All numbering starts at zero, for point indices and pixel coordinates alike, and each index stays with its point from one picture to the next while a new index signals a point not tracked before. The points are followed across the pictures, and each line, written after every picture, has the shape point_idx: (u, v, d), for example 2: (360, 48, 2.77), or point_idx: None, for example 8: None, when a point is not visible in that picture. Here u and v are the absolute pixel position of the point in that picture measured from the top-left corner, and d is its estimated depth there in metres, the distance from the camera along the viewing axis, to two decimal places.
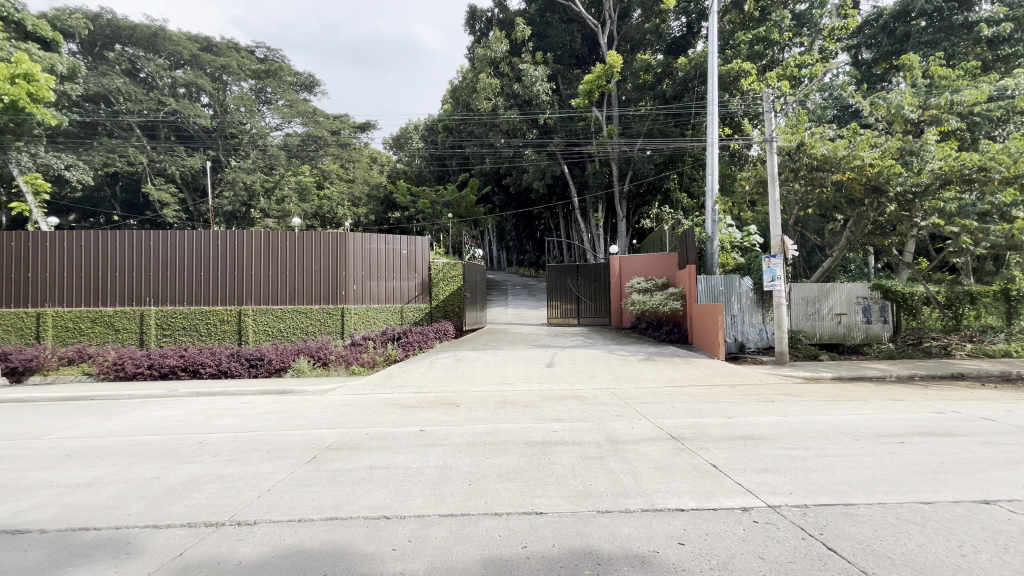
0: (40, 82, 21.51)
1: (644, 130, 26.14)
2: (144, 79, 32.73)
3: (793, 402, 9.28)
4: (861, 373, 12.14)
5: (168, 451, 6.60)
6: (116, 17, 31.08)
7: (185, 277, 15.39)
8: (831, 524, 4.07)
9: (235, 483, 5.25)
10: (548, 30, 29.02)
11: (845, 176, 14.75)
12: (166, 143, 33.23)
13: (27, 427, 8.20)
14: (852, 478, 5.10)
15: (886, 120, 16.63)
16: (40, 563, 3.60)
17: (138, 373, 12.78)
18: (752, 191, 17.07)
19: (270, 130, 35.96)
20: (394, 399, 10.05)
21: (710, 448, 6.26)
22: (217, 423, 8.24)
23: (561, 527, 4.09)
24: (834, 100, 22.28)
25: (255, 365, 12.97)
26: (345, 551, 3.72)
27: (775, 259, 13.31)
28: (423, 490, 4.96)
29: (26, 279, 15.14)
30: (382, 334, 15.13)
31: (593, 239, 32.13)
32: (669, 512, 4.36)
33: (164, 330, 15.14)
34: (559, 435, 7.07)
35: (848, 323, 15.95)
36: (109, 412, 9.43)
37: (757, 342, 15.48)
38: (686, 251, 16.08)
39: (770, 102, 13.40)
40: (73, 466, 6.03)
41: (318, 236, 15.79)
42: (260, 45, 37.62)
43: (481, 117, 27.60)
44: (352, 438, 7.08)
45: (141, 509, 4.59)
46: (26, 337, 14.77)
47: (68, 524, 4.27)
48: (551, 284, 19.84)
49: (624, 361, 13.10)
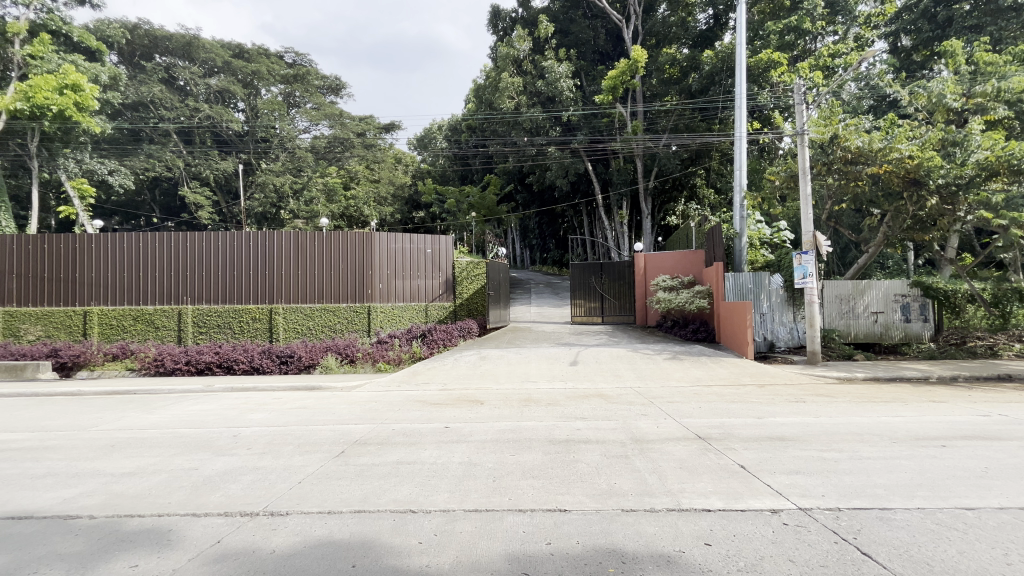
0: (85, 92, 23.11)
1: (670, 125, 26.08)
2: (180, 86, 34.01)
3: (826, 403, 9.00)
4: (899, 374, 11.67)
5: (206, 443, 6.87)
6: (153, 28, 32.36)
7: (220, 276, 15.96)
8: (865, 528, 3.95)
9: (267, 476, 5.42)
10: (571, 26, 28.57)
11: (881, 169, 14.08)
12: (201, 147, 34.22)
13: (77, 419, 8.68)
14: (889, 483, 4.92)
15: (927, 110, 16.02)
16: (90, 548, 3.83)
17: (177, 369, 13.25)
18: (782, 186, 16.26)
19: (298, 133, 36.94)
20: (419, 396, 10.20)
21: (738, 448, 6.15)
22: (251, 417, 8.56)
23: (585, 525, 4.09)
24: (870, 90, 21.50)
25: (285, 362, 13.33)
26: (373, 542, 3.82)
27: (806, 256, 12.86)
28: (448, 486, 5.04)
29: (72, 279, 15.94)
30: (406, 332, 15.34)
31: (617, 236, 31.79)
32: (694, 512, 4.31)
33: (200, 328, 15.74)
34: (583, 433, 7.06)
35: (886, 322, 15.20)
36: (150, 406, 9.88)
37: (788, 341, 15.04)
38: (713, 248, 15.71)
39: (801, 93, 12.69)
40: (118, 456, 6.34)
41: (347, 235, 16.11)
42: (289, 49, 38.48)
43: (503, 116, 27.44)
44: (379, 434, 7.24)
45: (181, 498, 4.82)
46: (74, 334, 15.60)
47: (115, 511, 4.52)
48: (573, 283, 19.71)
49: (648, 360, 12.94)
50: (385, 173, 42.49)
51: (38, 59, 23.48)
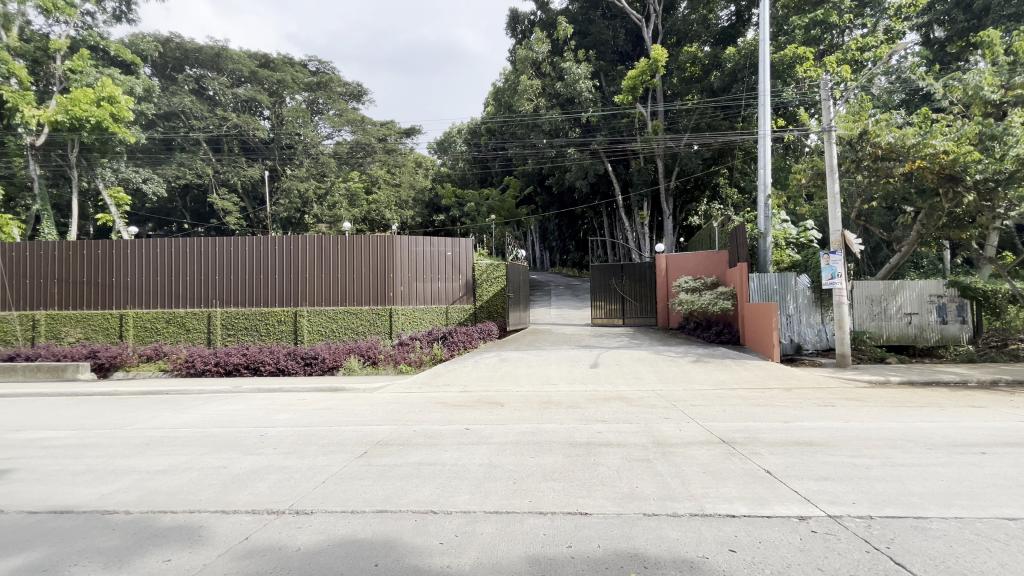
0: (121, 104, 24.08)
1: (692, 124, 25.73)
2: (210, 96, 35.10)
3: (857, 407, 8.71)
4: (936, 378, 11.21)
5: (234, 442, 7.06)
6: (183, 41, 33.49)
7: (247, 280, 16.40)
8: (898, 537, 3.81)
9: (292, 475, 5.54)
10: (590, 27, 28.41)
11: (915, 165, 13.55)
12: (230, 155, 35.23)
13: (113, 418, 9.02)
14: (924, 491, 4.74)
15: (963, 102, 15.34)
16: (126, 543, 3.98)
17: (207, 370, 13.67)
18: (809, 185, 15.83)
19: (322, 139, 37.64)
20: (440, 397, 10.29)
21: (763, 453, 6.02)
22: (277, 417, 8.76)
23: (606, 528, 4.06)
24: (902, 83, 20.78)
25: (310, 364, 13.61)
26: (394, 542, 3.87)
27: (835, 256, 12.50)
28: (468, 487, 5.07)
29: (109, 283, 16.60)
30: (427, 334, 15.46)
31: (638, 237, 31.51)
32: (719, 518, 4.23)
33: (229, 330, 16.18)
34: (604, 436, 7.01)
35: (920, 324, 14.64)
36: (182, 405, 10.20)
37: (816, 343, 14.64)
38: (737, 249, 15.40)
39: (829, 89, 12.35)
40: (152, 454, 6.57)
41: (369, 239, 16.37)
42: (312, 58, 39.23)
43: (523, 119, 27.40)
44: (401, 434, 7.33)
45: (211, 495, 4.97)
46: (111, 336, 16.24)
47: (149, 507, 4.69)
48: (594, 284, 19.56)
49: (671, 363, 12.77)
50: (406, 177, 43.00)
51: (77, 73, 24.54)
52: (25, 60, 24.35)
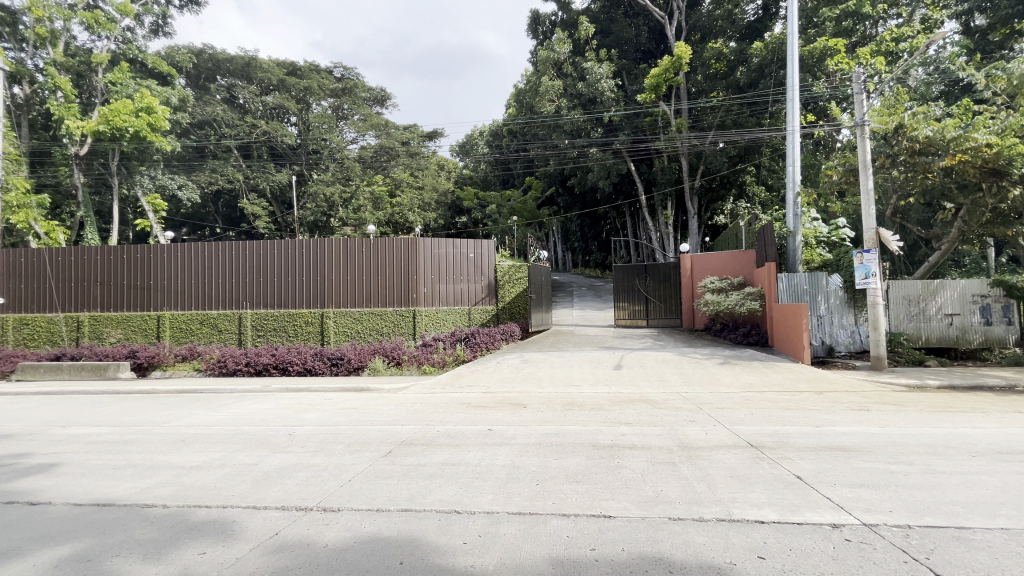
0: (157, 114, 25.12)
1: (717, 122, 25.37)
2: (240, 105, 36.20)
3: (894, 411, 8.37)
4: (980, 382, 10.68)
5: (264, 440, 7.27)
6: (216, 52, 34.65)
7: (276, 282, 16.84)
8: (939, 548, 3.66)
9: (320, 473, 5.67)
10: (612, 26, 28.10)
11: (956, 159, 12.92)
12: (259, 161, 36.28)
13: (151, 415, 9.39)
14: (967, 500, 4.53)
15: (1008, 93, 14.60)
16: (163, 536, 4.14)
17: (238, 370, 14.10)
18: (841, 182, 15.34)
19: (347, 143, 38.35)
20: (463, 398, 10.35)
21: (794, 458, 5.85)
22: (304, 416, 8.97)
23: (630, 532, 4.02)
24: (941, 74, 19.90)
25: (336, 364, 13.89)
26: (419, 541, 3.91)
27: (869, 255, 12.05)
28: (491, 488, 5.09)
29: (148, 286, 17.31)
30: (450, 335, 15.61)
31: (661, 238, 31.06)
32: (747, 523, 4.14)
33: (258, 331, 16.62)
34: (628, 438, 6.93)
35: (962, 325, 13.99)
36: (215, 404, 10.54)
37: (849, 345, 14.14)
38: (765, 248, 15.05)
39: (861, 82, 11.91)
40: (187, 450, 6.82)
41: (392, 242, 16.60)
42: (337, 64, 39.93)
43: (544, 119, 27.27)
44: (425, 435, 7.41)
45: (243, 491, 5.13)
46: (149, 337, 16.91)
47: (185, 502, 4.87)
48: (617, 285, 19.36)
49: (696, 365, 12.52)
50: (429, 180, 43.45)
51: (118, 85, 25.70)
52: (70, 74, 25.60)
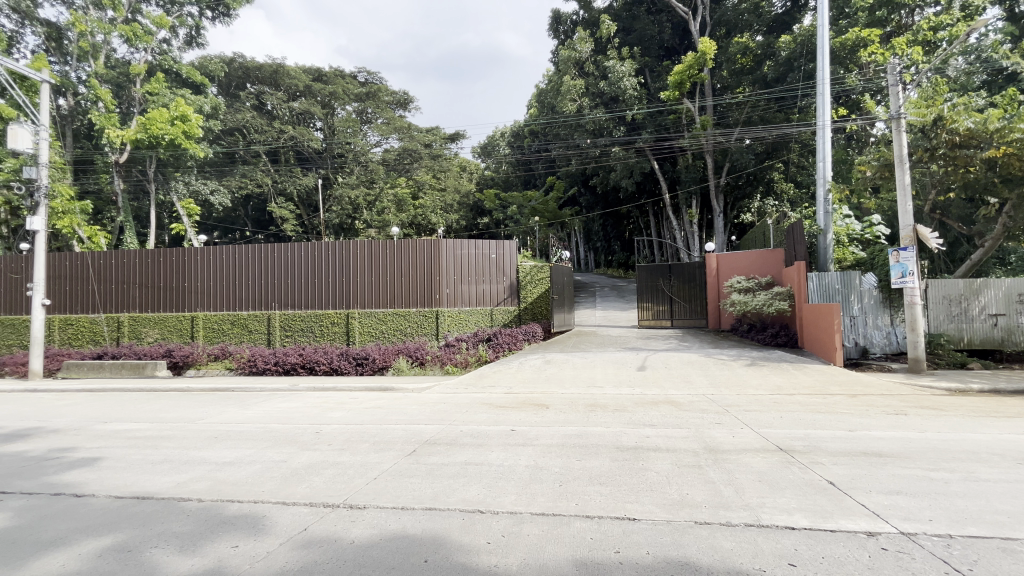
0: (191, 122, 26.02)
1: (743, 118, 24.97)
2: (269, 111, 37.18)
3: (933, 416, 8.02)
4: None
5: (292, 438, 7.45)
6: (246, 60, 35.67)
7: (304, 284, 17.24)
8: (983, 559, 3.49)
9: (346, 470, 5.78)
10: (634, 23, 27.75)
11: (1000, 152, 12.35)
12: (287, 165, 37.21)
13: (186, 413, 9.74)
14: (1014, 510, 4.30)
15: None
16: (197, 529, 4.28)
17: (267, 369, 14.51)
18: (875, 177, 14.83)
19: (371, 146, 38.93)
20: (486, 399, 10.38)
21: (826, 463, 5.67)
22: (330, 415, 9.15)
23: (654, 535, 3.96)
24: (983, 63, 18.99)
25: (361, 364, 14.14)
26: (443, 540, 3.94)
27: (905, 252, 11.60)
28: (514, 488, 5.09)
29: (183, 288, 17.95)
30: (473, 335, 15.75)
31: (686, 237, 30.55)
32: (777, 529, 4.04)
33: (286, 331, 17.03)
34: (653, 441, 6.84)
35: (1008, 326, 13.32)
36: (245, 402, 10.85)
37: (884, 346, 13.63)
38: (795, 246, 14.66)
39: (897, 73, 11.43)
40: (219, 446, 7.04)
41: (415, 243, 16.81)
42: (361, 69, 40.57)
43: (566, 119, 26.95)
44: (448, 434, 7.47)
45: (273, 487, 5.27)
46: (184, 336, 17.52)
47: (218, 496, 5.03)
48: (640, 286, 19.10)
49: (723, 366, 12.26)
50: (451, 181, 43.78)
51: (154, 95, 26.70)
52: (110, 85, 26.74)
